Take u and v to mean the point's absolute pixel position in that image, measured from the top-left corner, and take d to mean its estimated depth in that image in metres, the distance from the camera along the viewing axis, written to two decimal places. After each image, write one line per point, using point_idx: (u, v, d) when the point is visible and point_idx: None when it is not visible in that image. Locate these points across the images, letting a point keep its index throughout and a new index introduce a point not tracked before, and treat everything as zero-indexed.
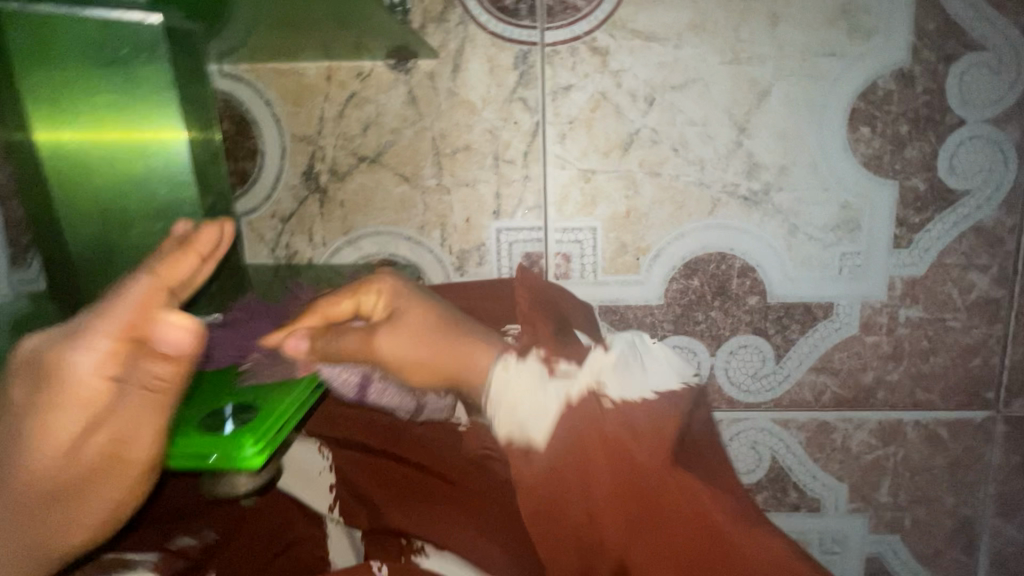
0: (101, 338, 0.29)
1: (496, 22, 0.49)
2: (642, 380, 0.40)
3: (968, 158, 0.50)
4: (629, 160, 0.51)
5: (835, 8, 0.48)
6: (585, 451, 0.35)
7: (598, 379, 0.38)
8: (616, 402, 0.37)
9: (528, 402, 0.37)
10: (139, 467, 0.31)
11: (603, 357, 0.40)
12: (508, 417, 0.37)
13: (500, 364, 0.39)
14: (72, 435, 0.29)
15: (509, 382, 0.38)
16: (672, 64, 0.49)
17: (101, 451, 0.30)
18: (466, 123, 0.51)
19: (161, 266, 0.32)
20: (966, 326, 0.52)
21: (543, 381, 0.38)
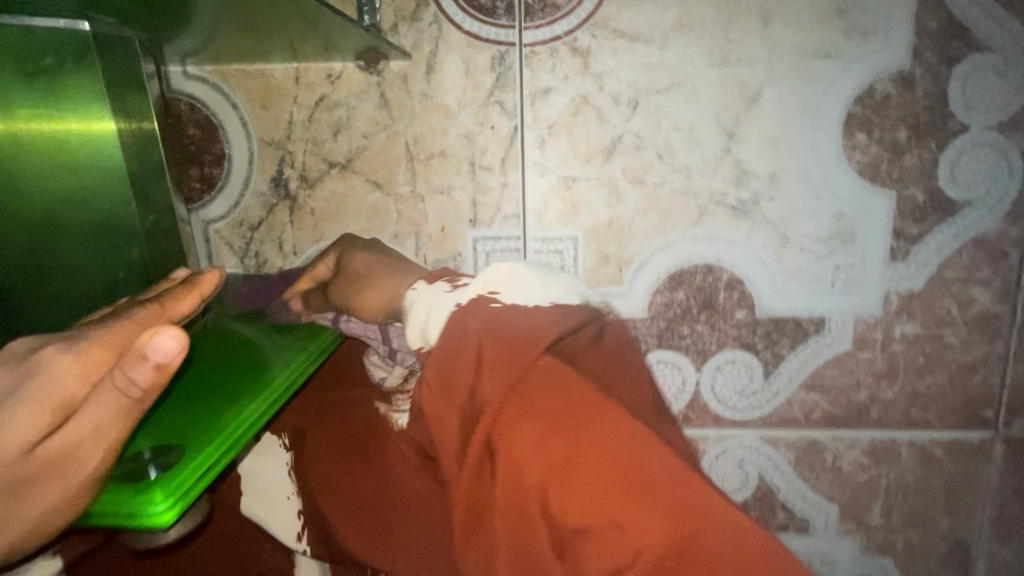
0: (88, 347, 0.22)
1: (471, 21, 0.47)
2: (541, 291, 0.38)
3: (970, 166, 0.47)
4: (612, 168, 0.49)
5: (831, 7, 0.45)
6: (467, 340, 0.34)
7: (490, 287, 0.37)
8: (504, 304, 0.36)
9: (430, 314, 0.37)
10: (76, 480, 0.22)
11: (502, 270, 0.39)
12: (415, 326, 0.38)
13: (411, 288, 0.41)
14: (23, 443, 0.20)
15: (417, 302, 0.39)
16: (657, 65, 0.47)
17: (46, 456, 0.21)
18: (441, 128, 0.49)
19: (167, 298, 0.26)
20: (965, 343, 0.50)
21: (441, 294, 0.38)
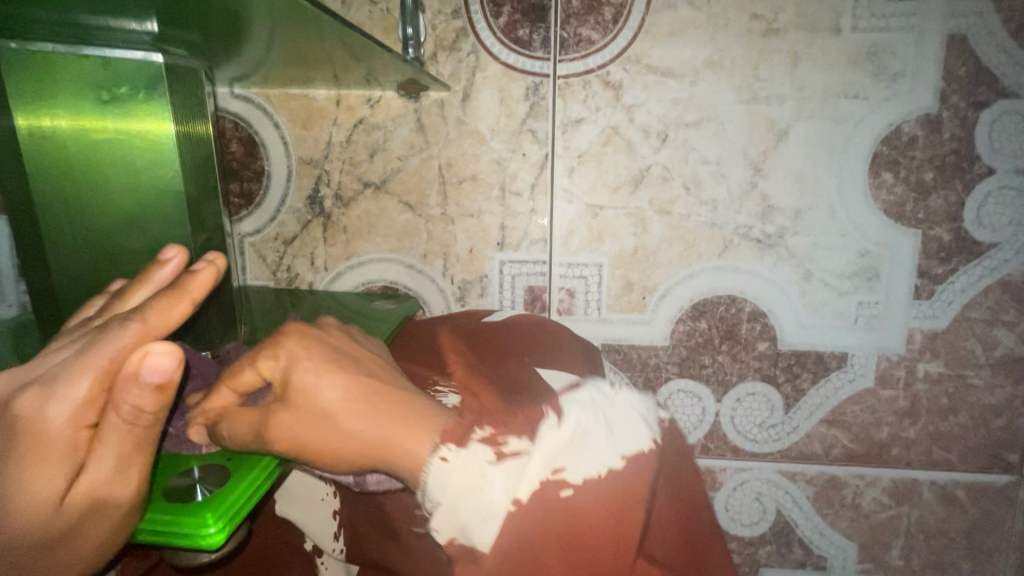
0: (75, 382, 0.21)
1: (508, 52, 0.48)
2: (607, 440, 0.31)
3: (996, 209, 0.47)
4: (639, 198, 0.50)
5: (860, 49, 0.46)
6: (533, 550, 0.28)
7: (554, 466, 0.29)
8: (575, 493, 0.29)
9: (471, 503, 0.29)
10: (119, 515, 0.22)
11: (555, 434, 0.31)
12: (448, 516, 0.29)
13: (437, 456, 0.30)
14: (52, 491, 0.21)
15: (451, 482, 0.29)
16: (687, 100, 0.48)
17: (79, 501, 0.21)
18: (473, 153, 0.50)
19: (149, 308, 0.23)
20: (989, 385, 0.49)
21: (487, 470, 0.29)
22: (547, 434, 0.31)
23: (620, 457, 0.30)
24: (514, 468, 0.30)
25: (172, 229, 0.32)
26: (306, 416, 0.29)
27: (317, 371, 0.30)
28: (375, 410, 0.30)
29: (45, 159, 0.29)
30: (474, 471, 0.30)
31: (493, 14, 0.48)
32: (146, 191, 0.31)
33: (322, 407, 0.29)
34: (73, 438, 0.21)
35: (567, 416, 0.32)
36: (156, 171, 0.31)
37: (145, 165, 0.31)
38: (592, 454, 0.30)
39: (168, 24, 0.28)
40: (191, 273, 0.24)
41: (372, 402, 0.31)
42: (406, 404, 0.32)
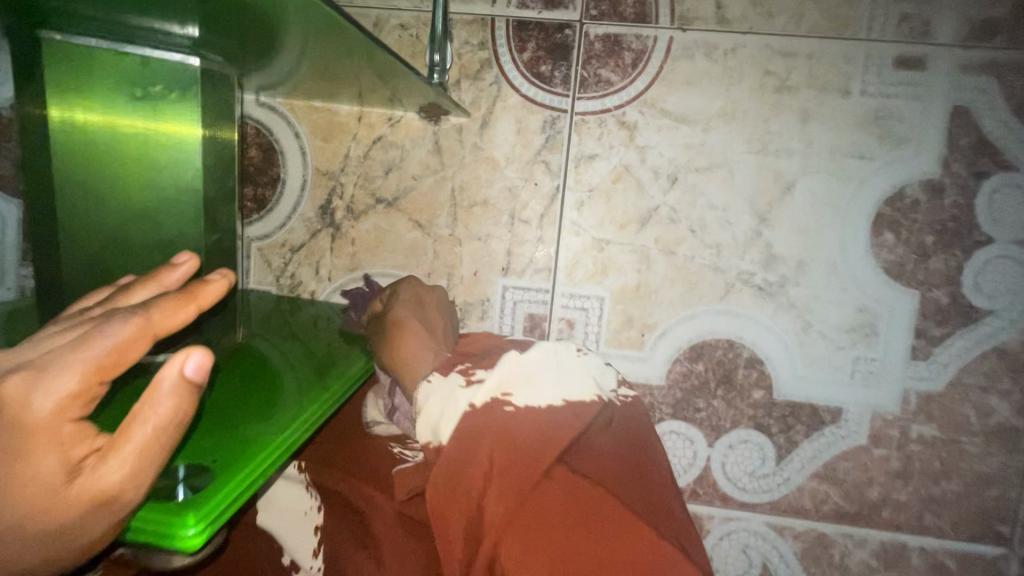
0: (65, 375, 0.20)
1: (529, 86, 0.50)
2: (555, 387, 0.40)
3: (994, 277, 0.48)
4: (645, 236, 0.50)
5: (868, 113, 0.48)
6: (479, 435, 0.35)
7: (504, 389, 0.38)
8: (519, 408, 0.37)
9: (441, 411, 0.37)
10: (120, 513, 0.21)
11: (511, 370, 0.40)
12: (425, 423, 0.37)
13: (426, 378, 0.39)
14: (44, 485, 0.20)
15: (431, 393, 0.38)
16: (698, 146, 0.49)
17: (80, 497, 0.20)
18: (487, 179, 0.51)
19: (155, 306, 0.22)
20: (983, 452, 0.49)
21: (457, 390, 0.38)
22: (507, 366, 0.40)
23: (562, 399, 0.39)
24: (475, 389, 0.38)
25: (182, 227, 0.32)
26: (379, 330, 0.44)
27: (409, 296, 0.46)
28: (419, 338, 0.42)
29: (72, 148, 0.30)
30: (446, 391, 0.38)
31: (517, 49, 0.50)
32: (163, 187, 0.31)
33: (391, 323, 0.43)
34: (65, 433, 0.20)
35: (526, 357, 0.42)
36: (174, 167, 0.31)
37: (165, 160, 0.31)
38: (539, 391, 0.39)
39: (206, 29, 0.28)
40: (202, 282, 0.25)
41: (422, 330, 0.43)
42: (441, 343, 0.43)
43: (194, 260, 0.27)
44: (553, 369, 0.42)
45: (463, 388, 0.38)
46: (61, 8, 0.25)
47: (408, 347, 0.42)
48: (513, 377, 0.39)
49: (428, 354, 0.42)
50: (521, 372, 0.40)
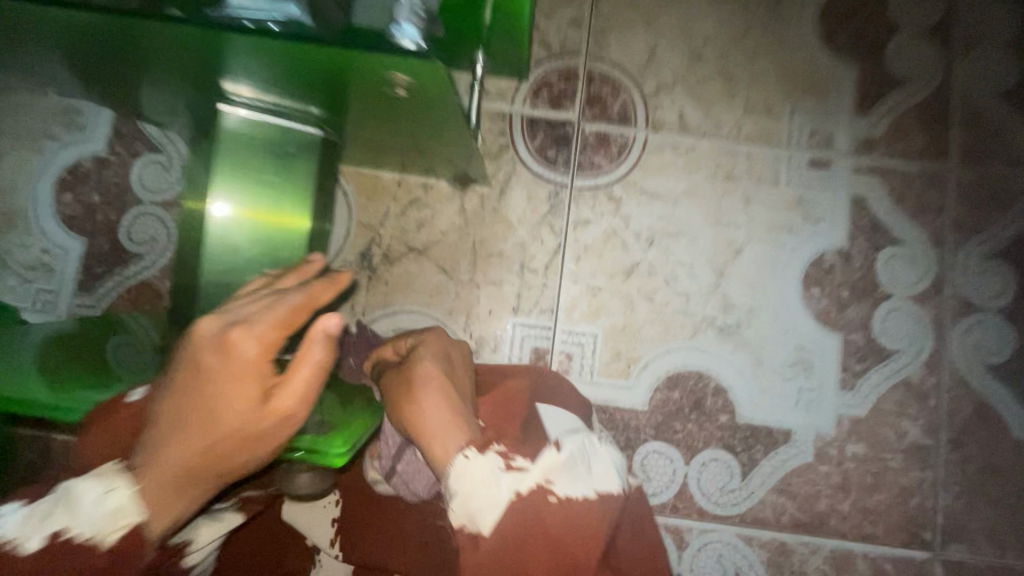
0: (264, 328, 0.28)
1: (537, 166, 0.64)
2: (592, 479, 0.39)
3: (895, 324, 0.62)
4: (629, 285, 0.62)
5: (792, 198, 0.63)
6: (525, 541, 0.35)
7: (546, 477, 0.38)
8: (560, 501, 0.37)
9: (480, 494, 0.36)
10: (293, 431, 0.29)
11: (552, 457, 0.39)
12: (463, 505, 0.37)
13: (462, 453, 0.38)
14: (250, 402, 0.28)
15: (467, 470, 0.37)
16: (669, 217, 0.63)
17: (271, 414, 0.28)
18: (502, 235, 0.63)
19: (314, 287, 0.30)
20: (903, 467, 0.60)
21: (496, 472, 0.37)
22: (547, 454, 0.39)
23: (598, 492, 0.38)
24: (517, 477, 0.37)
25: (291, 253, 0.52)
26: (407, 386, 0.43)
27: (436, 355, 0.45)
28: (452, 402, 0.41)
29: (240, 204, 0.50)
30: (485, 473, 0.37)
31: (529, 138, 0.64)
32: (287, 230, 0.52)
33: (421, 381, 0.43)
34: (263, 366, 0.28)
35: (563, 446, 0.41)
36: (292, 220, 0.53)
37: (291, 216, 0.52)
38: (576, 481, 0.38)
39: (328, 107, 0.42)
40: (340, 277, 0.32)
41: (452, 395, 0.42)
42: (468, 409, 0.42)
43: (321, 261, 0.37)
44: (588, 457, 0.41)
45: (501, 471, 0.37)
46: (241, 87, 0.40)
47: (439, 410, 0.41)
48: (554, 465, 0.38)
49: (458, 419, 0.40)
50: (559, 459, 0.39)
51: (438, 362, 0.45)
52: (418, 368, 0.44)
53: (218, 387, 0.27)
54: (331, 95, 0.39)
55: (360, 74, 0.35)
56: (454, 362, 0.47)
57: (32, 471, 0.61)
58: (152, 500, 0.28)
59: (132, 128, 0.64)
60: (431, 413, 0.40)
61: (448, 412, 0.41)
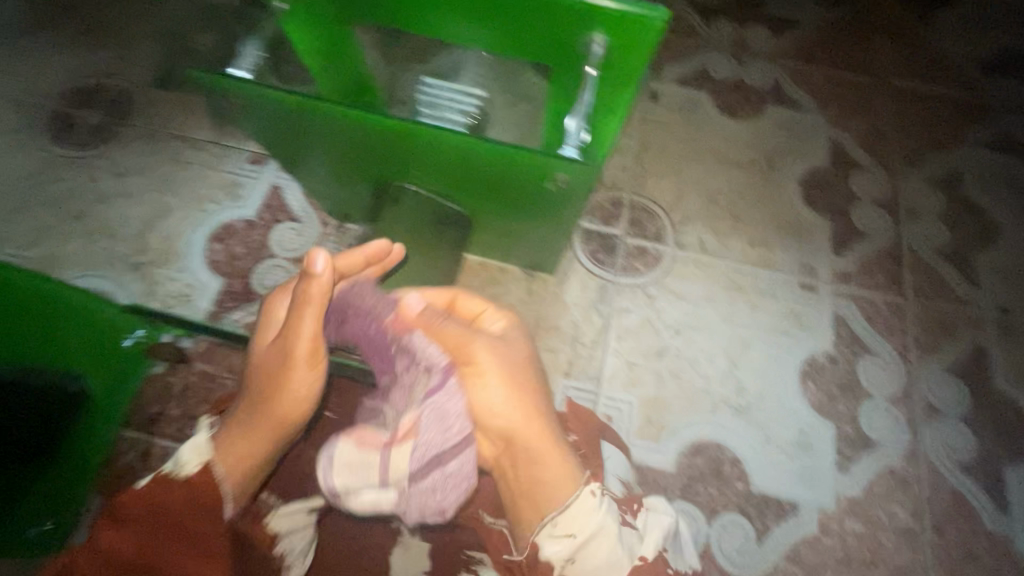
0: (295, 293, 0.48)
1: (590, 264, 0.81)
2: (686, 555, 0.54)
3: (877, 419, 0.75)
4: (660, 364, 0.77)
5: (788, 310, 0.81)
6: None
7: (665, 550, 0.49)
8: None
9: (608, 548, 0.46)
10: (301, 367, 0.47)
11: (664, 533, 0.51)
12: (592, 554, 0.46)
13: (586, 492, 0.47)
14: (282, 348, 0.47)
15: (592, 516, 0.46)
16: (692, 314, 0.80)
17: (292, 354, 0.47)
18: (560, 313, 0.78)
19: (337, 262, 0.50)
20: (895, 547, 0.69)
21: (624, 541, 0.46)
22: (663, 531, 0.50)
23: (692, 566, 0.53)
24: (644, 553, 0.48)
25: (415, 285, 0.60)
26: (499, 378, 0.49)
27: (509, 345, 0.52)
28: (536, 401, 0.50)
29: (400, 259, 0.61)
30: (620, 547, 0.46)
31: (585, 243, 0.82)
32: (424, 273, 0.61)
33: (509, 376, 0.49)
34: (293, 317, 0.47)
35: (670, 520, 0.52)
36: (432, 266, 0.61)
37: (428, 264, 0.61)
38: (680, 558, 0.52)
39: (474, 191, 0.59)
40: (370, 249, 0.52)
41: (534, 389, 0.50)
42: (545, 402, 0.51)
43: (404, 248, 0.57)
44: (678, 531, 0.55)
45: (630, 542, 0.47)
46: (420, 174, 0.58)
47: (531, 412, 0.49)
48: (667, 540, 0.50)
49: (548, 425, 0.49)
50: (669, 535, 0.50)
51: (516, 353, 0.51)
52: (503, 361, 0.50)
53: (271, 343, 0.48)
54: (481, 185, 0.58)
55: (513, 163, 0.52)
56: (521, 348, 0.53)
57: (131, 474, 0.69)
58: (236, 443, 0.47)
59: (279, 202, 0.82)
60: (522, 409, 0.48)
61: (538, 412, 0.49)
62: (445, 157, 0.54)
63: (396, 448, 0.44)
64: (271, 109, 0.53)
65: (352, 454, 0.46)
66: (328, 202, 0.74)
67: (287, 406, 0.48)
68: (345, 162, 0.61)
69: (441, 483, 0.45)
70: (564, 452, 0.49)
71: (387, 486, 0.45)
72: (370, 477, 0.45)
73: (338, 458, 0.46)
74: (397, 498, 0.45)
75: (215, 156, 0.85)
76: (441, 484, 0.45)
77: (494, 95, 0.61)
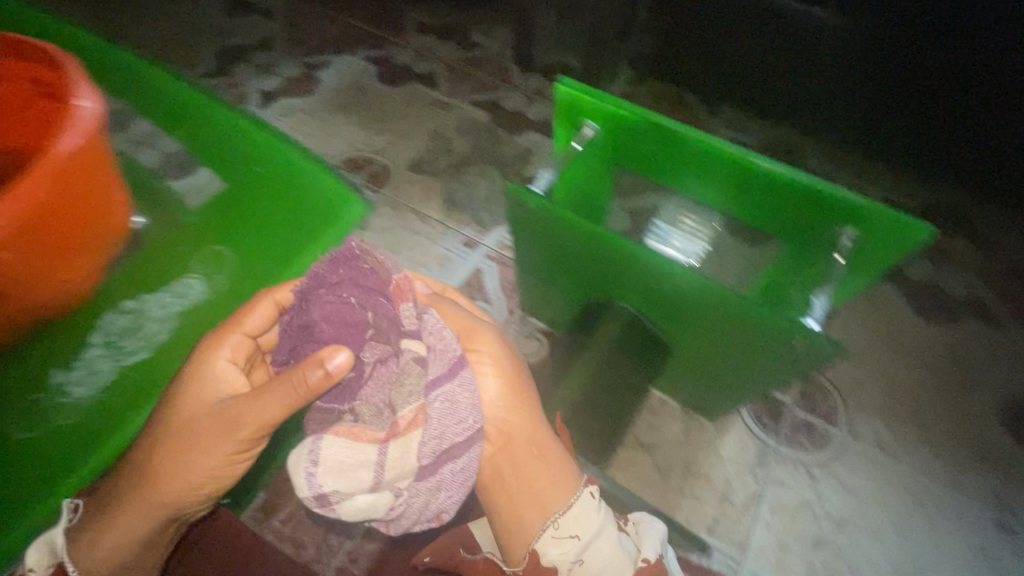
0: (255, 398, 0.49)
1: (753, 422, 0.80)
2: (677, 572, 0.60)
3: None
4: (814, 556, 0.72)
5: (971, 546, 0.73)
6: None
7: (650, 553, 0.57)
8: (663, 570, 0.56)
9: (605, 541, 0.55)
10: (224, 454, 0.51)
11: (651, 542, 0.58)
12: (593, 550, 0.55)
13: (587, 488, 0.58)
14: (201, 431, 0.51)
15: (590, 510, 0.56)
16: (858, 513, 0.74)
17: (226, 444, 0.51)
18: (712, 463, 0.77)
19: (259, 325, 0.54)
20: None
21: (614, 538, 0.56)
22: (644, 537, 0.59)
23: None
24: (625, 549, 0.57)
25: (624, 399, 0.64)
26: (501, 368, 0.58)
27: (505, 343, 0.60)
28: (528, 399, 0.59)
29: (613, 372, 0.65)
30: (608, 546, 0.55)
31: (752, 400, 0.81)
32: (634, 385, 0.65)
33: (506, 368, 0.58)
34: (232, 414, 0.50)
35: (651, 531, 0.60)
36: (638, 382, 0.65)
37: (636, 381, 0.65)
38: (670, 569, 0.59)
39: (698, 329, 0.63)
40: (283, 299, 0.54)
41: (527, 385, 0.60)
42: (535, 401, 0.60)
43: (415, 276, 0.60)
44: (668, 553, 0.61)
45: (614, 537, 0.56)
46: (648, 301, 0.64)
47: (529, 404, 0.59)
48: (648, 543, 0.58)
49: (539, 423, 0.59)
50: (649, 539, 0.58)
51: (510, 350, 0.59)
52: (499, 354, 0.58)
53: (195, 424, 0.51)
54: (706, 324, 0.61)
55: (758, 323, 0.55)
56: (514, 349, 0.61)
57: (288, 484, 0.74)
58: (126, 512, 0.52)
59: (477, 283, 0.94)
60: (517, 398, 0.58)
61: (530, 410, 0.59)
62: (681, 291, 0.59)
63: (397, 442, 0.46)
64: (555, 234, 0.63)
65: (343, 451, 0.46)
66: (537, 304, 0.82)
67: (202, 481, 0.52)
68: (578, 275, 0.68)
69: (434, 490, 0.49)
70: (556, 448, 0.60)
71: (381, 488, 0.47)
72: (362, 476, 0.46)
73: (331, 454, 0.46)
74: (393, 499, 0.47)
75: (437, 232, 1.00)
76: (447, 482, 0.49)
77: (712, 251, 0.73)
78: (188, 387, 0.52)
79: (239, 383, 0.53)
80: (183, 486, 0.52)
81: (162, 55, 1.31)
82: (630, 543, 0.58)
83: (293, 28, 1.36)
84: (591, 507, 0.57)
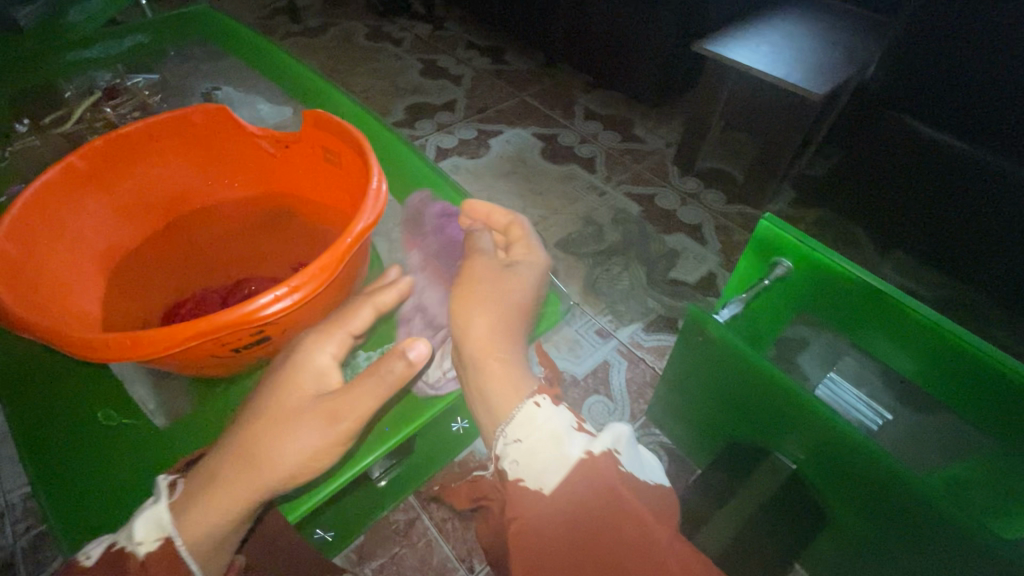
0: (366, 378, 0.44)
1: None
2: (644, 469, 0.48)
3: None
4: None
5: None
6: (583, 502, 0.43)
7: (588, 448, 0.46)
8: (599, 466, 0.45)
9: (540, 439, 0.47)
10: (326, 450, 0.44)
11: (597, 438, 0.47)
12: (527, 458, 0.46)
13: (535, 401, 0.49)
14: (307, 415, 0.44)
15: (534, 414, 0.48)
16: None
17: (334, 437, 0.44)
18: None
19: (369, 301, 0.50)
20: None
21: (560, 437, 0.47)
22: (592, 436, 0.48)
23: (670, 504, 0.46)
24: (558, 445, 0.46)
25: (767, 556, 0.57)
26: (474, 277, 0.54)
27: (485, 256, 0.56)
28: (497, 311, 0.53)
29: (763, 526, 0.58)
30: (536, 446, 0.47)
31: None
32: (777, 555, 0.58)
33: (474, 275, 0.54)
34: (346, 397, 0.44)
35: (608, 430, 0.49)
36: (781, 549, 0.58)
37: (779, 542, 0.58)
38: (631, 462, 0.47)
39: (875, 510, 0.55)
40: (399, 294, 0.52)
41: (496, 299, 0.53)
42: (507, 317, 0.53)
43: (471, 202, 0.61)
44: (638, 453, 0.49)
45: (546, 430, 0.47)
46: (817, 461, 0.58)
47: (498, 318, 0.53)
48: (591, 440, 0.47)
49: (506, 338, 0.53)
50: (596, 438, 0.48)
51: (490, 264, 0.55)
52: (475, 267, 0.55)
53: (299, 403, 0.45)
54: (886, 506, 0.53)
55: (965, 518, 0.47)
56: (504, 264, 0.56)
57: (386, 534, 0.74)
58: (199, 506, 0.42)
59: (604, 376, 0.92)
60: (484, 310, 0.53)
61: (495, 324, 0.52)
62: (866, 462, 0.52)
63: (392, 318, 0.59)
64: (724, 360, 0.62)
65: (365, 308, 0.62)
66: (668, 419, 0.79)
67: (283, 479, 0.43)
68: (737, 410, 0.65)
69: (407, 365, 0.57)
70: (526, 380, 0.51)
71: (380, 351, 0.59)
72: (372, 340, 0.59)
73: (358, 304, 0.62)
74: None
75: (575, 313, 1.01)
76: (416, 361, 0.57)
77: (890, 424, 0.66)
78: (286, 372, 0.46)
79: (338, 380, 0.47)
80: (261, 479, 0.42)
81: (362, 101, 1.49)
82: (568, 439, 0.47)
83: (475, 96, 1.50)
84: (526, 408, 0.49)
